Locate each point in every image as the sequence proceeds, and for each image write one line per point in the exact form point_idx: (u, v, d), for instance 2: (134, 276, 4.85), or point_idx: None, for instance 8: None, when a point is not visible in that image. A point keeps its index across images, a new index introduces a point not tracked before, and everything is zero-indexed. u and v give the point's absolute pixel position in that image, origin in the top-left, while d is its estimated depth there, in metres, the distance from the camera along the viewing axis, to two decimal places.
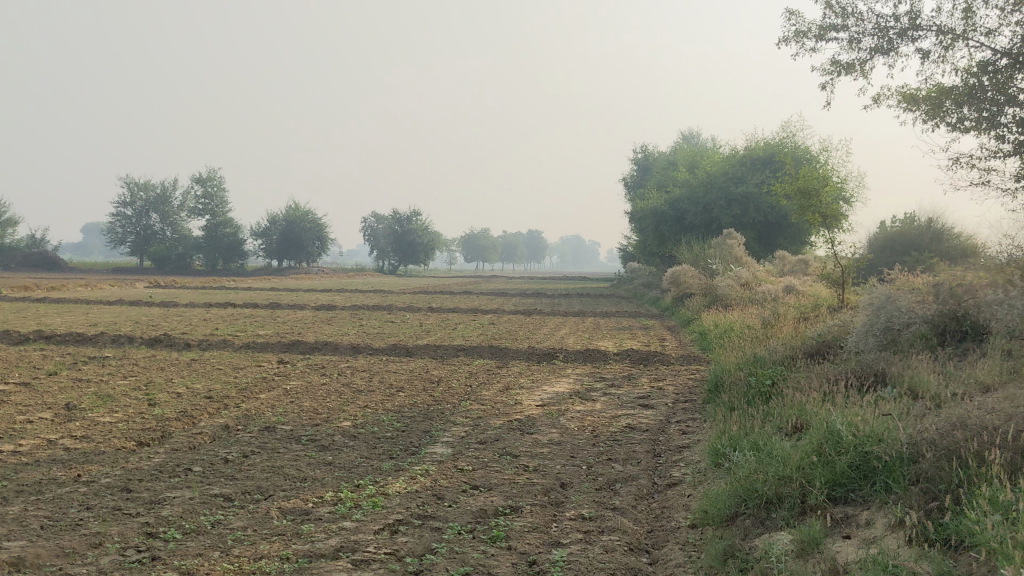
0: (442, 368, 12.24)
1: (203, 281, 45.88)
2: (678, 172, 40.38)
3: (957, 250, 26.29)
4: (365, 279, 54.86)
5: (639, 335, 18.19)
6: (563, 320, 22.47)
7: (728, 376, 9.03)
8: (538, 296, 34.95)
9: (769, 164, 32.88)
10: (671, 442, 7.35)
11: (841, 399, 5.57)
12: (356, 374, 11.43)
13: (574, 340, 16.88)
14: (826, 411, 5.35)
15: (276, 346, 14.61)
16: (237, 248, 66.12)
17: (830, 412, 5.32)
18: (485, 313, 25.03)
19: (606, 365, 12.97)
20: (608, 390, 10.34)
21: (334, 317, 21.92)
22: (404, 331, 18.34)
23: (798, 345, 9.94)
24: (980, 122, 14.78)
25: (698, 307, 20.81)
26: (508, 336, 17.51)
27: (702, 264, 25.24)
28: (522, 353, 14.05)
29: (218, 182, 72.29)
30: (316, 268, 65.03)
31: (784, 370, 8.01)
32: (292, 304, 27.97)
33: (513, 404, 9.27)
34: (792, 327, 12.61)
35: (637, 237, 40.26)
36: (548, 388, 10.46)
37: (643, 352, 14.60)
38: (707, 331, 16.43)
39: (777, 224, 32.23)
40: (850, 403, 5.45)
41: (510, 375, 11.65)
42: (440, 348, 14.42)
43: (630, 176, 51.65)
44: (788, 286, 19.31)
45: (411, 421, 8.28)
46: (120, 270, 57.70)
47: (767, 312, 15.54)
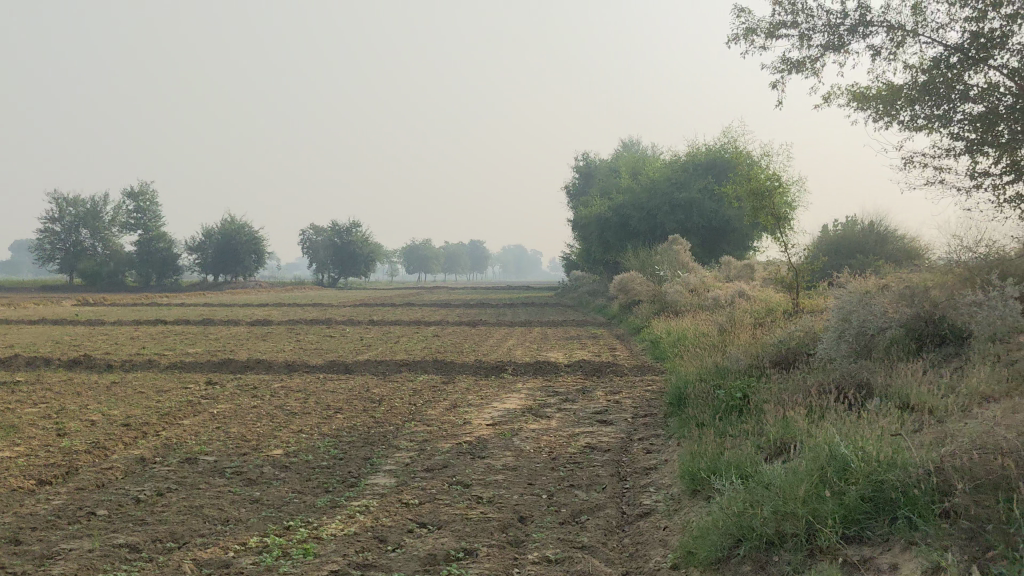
0: (383, 385, 11.48)
1: (136, 297, 44.28)
2: (620, 178, 40.00)
3: (900, 253, 26.24)
4: (304, 292, 53.62)
5: (589, 345, 17.59)
6: (509, 331, 21.82)
7: (693, 388, 8.44)
8: (483, 307, 34.26)
9: (712, 170, 32.66)
10: (637, 464, 6.71)
11: (832, 417, 4.98)
12: (290, 395, 10.63)
13: (522, 351, 16.23)
14: (818, 430, 4.75)
15: (206, 366, 13.68)
16: (172, 263, 64.69)
17: (823, 430, 4.72)
18: (429, 324, 24.27)
19: (558, 377, 12.33)
20: (562, 405, 9.69)
21: (270, 333, 20.97)
22: (344, 346, 17.51)
23: (761, 353, 9.39)
24: (931, 120, 14.53)
25: (647, 314, 20.31)
26: (453, 349, 16.78)
27: (649, 270, 24.74)
28: (469, 367, 13.35)
29: (151, 195, 70.27)
30: (254, 283, 63.51)
31: (755, 381, 7.43)
32: (228, 319, 26.89)
33: (462, 424, 8.57)
34: (751, 333, 12.10)
35: (581, 245, 39.80)
36: (499, 405, 9.77)
37: (596, 362, 14.00)
38: (660, 339, 15.89)
39: (722, 229, 31.93)
40: (843, 420, 4.86)
41: (457, 392, 10.94)
42: (383, 364, 13.65)
43: (572, 183, 51.21)
44: (739, 290, 18.88)
45: (350, 447, 7.53)
46: (50, 288, 55.75)
47: (722, 318, 15.06)
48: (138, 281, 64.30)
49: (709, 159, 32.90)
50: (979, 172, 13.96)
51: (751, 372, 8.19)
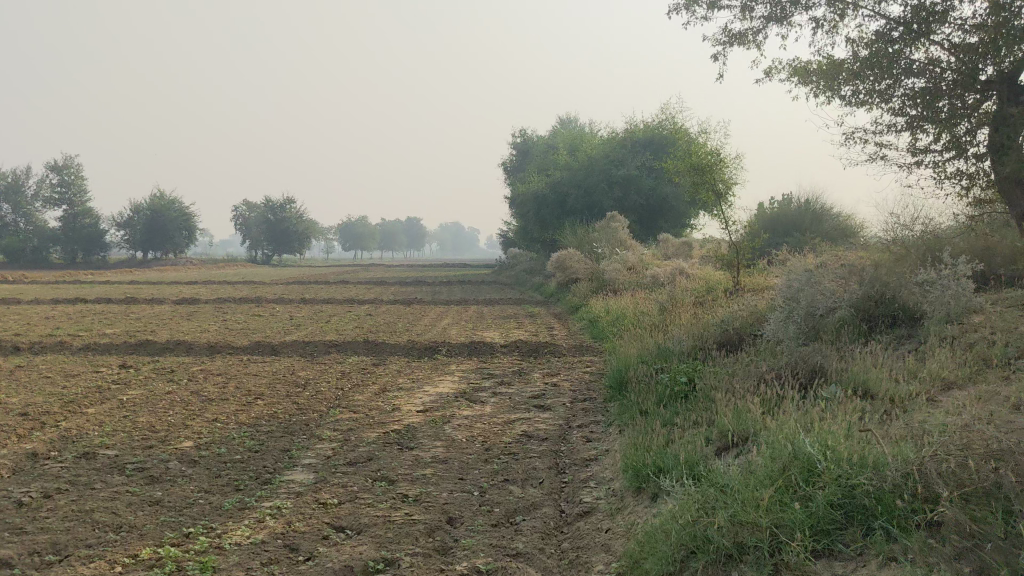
0: (310, 368, 10.88)
1: (58, 274, 42.59)
2: (558, 155, 39.56)
3: (836, 231, 26.28)
4: (235, 270, 52.30)
5: (526, 324, 17.12)
6: (444, 310, 21.29)
7: (634, 372, 8.03)
8: (419, 285, 33.62)
9: (650, 147, 32.38)
10: (576, 455, 6.28)
11: (787, 409, 4.60)
12: (209, 379, 9.97)
13: (457, 331, 15.71)
14: (775, 422, 4.36)
15: (121, 347, 12.91)
16: (98, 239, 62.15)
17: (779, 422, 4.33)
18: (362, 303, 23.61)
19: (494, 359, 11.85)
20: (497, 389, 9.21)
21: (195, 312, 20.09)
22: (272, 326, 16.80)
23: (704, 334, 9.04)
24: (872, 95, 14.31)
25: (585, 292, 19.92)
26: (386, 328, 16.19)
27: (587, 248, 24.33)
28: (402, 348, 12.80)
29: (75, 168, 67.89)
30: (184, 260, 61.80)
31: (701, 365, 7.05)
32: (153, 297, 25.85)
33: (390, 411, 8.04)
34: (693, 313, 11.74)
35: (519, 222, 39.36)
36: (431, 389, 9.26)
37: (533, 342, 13.55)
38: (598, 318, 15.50)
39: (659, 207, 31.76)
40: (800, 412, 4.48)
41: (387, 375, 10.40)
42: (310, 345, 13.03)
43: (509, 160, 50.63)
44: (679, 267, 18.58)
45: (267, 438, 6.96)
46: None
47: (662, 297, 14.71)
48: (63, 257, 61.84)
49: (647, 137, 32.65)
50: (919, 149, 13.79)
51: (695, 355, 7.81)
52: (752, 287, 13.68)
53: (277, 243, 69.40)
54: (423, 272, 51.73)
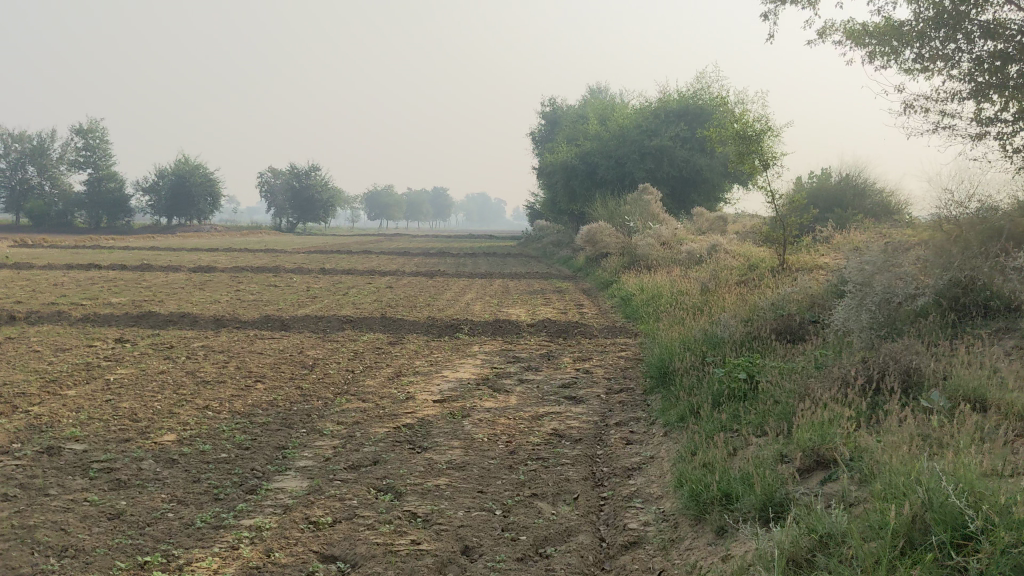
0: (320, 347, 10.02)
1: (81, 239, 42.06)
2: (588, 125, 38.38)
3: (880, 208, 25.08)
4: (259, 238, 51.65)
5: (554, 301, 16.18)
6: (468, 283, 20.39)
7: (680, 361, 7.09)
8: (442, 256, 32.77)
9: (685, 117, 31.22)
10: (616, 462, 5.37)
11: (893, 435, 3.67)
12: (207, 357, 9.13)
13: (480, 307, 14.79)
14: (884, 460, 3.45)
15: (123, 319, 12.11)
16: (123, 204, 61.86)
17: (890, 460, 3.42)
18: (384, 274, 22.77)
19: (520, 339, 10.95)
20: (524, 376, 8.30)
21: (210, 282, 19.29)
22: (286, 297, 15.97)
23: (757, 321, 8.06)
24: (934, 60, 13.23)
25: (616, 268, 18.96)
26: (406, 303, 15.31)
27: (618, 221, 23.31)
28: (420, 325, 11.92)
29: (101, 132, 67.42)
30: (208, 227, 61.31)
31: (764, 358, 6.10)
32: (169, 265, 25.14)
33: (403, 400, 7.16)
34: (740, 293, 10.76)
35: (547, 193, 38.35)
36: (450, 374, 8.35)
37: (561, 321, 12.62)
38: (632, 296, 14.54)
39: (692, 179, 30.62)
40: (912, 442, 3.56)
41: (403, 356, 9.52)
42: (323, 320, 12.17)
43: (537, 130, 49.42)
44: (717, 241, 17.53)
45: (261, 431, 6.08)
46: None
47: (701, 275, 13.71)
48: (88, 222, 61.58)
49: (681, 107, 31.37)
50: (984, 120, 12.70)
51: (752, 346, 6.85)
52: (801, 267, 12.65)
53: (303, 211, 68.77)
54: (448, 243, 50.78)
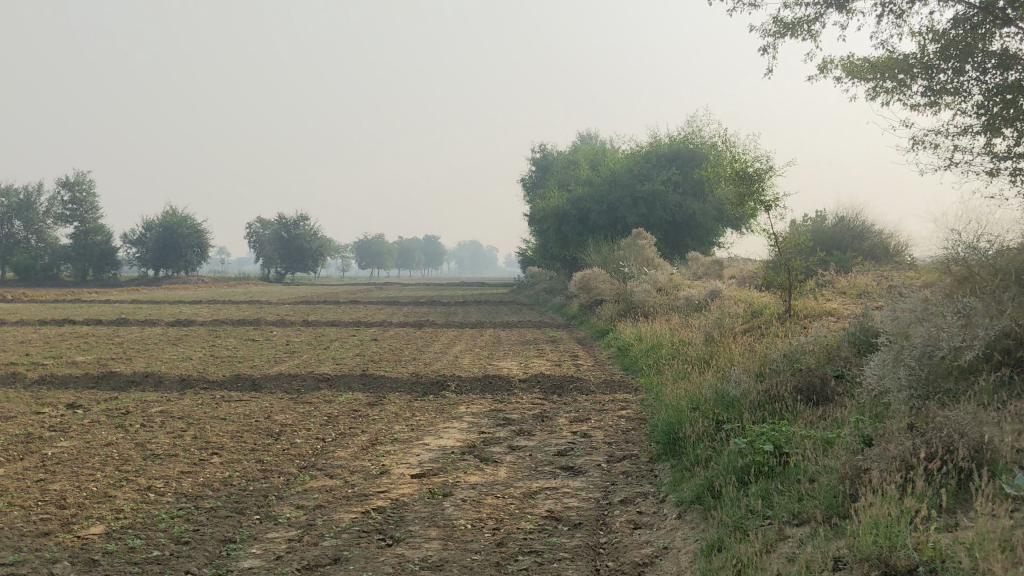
0: (291, 411, 9.14)
1: (65, 293, 41.14)
2: (578, 170, 37.80)
3: (879, 251, 24.42)
4: (247, 290, 50.73)
5: (547, 352, 15.32)
6: (458, 334, 19.53)
7: (690, 428, 6.27)
8: (433, 305, 31.92)
9: (676, 160, 30.65)
10: (625, 555, 4.52)
11: (991, 550, 2.86)
12: (164, 425, 8.23)
13: (470, 360, 13.92)
14: None
15: (82, 381, 11.18)
16: (110, 256, 60.95)
17: None
18: (370, 326, 21.86)
19: (511, 397, 10.07)
20: (514, 441, 7.42)
21: (186, 337, 18.36)
22: (264, 353, 15.07)
23: (773, 377, 7.24)
24: (939, 93, 12.60)
25: (611, 316, 18.16)
26: (391, 357, 14.43)
27: (613, 266, 22.55)
28: (403, 382, 11.04)
29: (88, 185, 66.77)
30: (196, 279, 60.42)
31: (789, 425, 5.30)
32: (148, 319, 24.17)
33: (377, 476, 6.28)
34: (749, 344, 9.93)
35: (537, 240, 37.65)
36: (433, 441, 7.47)
37: (556, 375, 11.76)
38: (630, 347, 13.69)
39: (685, 224, 29.98)
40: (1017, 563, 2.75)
41: (382, 419, 8.64)
42: (299, 379, 11.29)
43: (528, 176, 48.87)
44: (717, 287, 16.75)
45: (207, 520, 5.20)
46: None
47: (703, 324, 12.89)
48: (74, 276, 60.59)
49: (672, 151, 30.74)
50: (995, 155, 12.03)
51: (773, 410, 6.04)
52: (810, 314, 11.85)
53: (292, 261, 68.01)
54: (439, 291, 49.99)
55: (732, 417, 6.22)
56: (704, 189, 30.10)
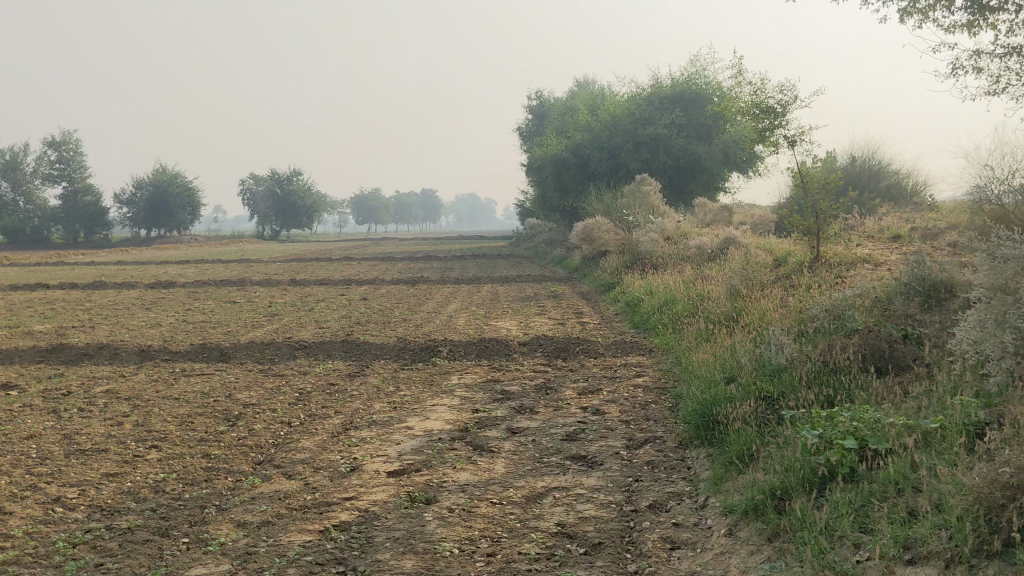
0: (258, 386, 7.94)
1: (50, 254, 40.02)
2: (576, 116, 36.30)
3: (897, 193, 23.11)
4: (240, 249, 49.33)
5: (548, 309, 14.08)
6: (454, 290, 18.33)
7: (734, 410, 5.08)
8: (429, 260, 30.65)
9: (679, 103, 29.19)
10: None
11: None
12: (105, 410, 7.03)
13: (465, 321, 12.71)
14: None
15: (31, 355, 9.95)
16: (101, 216, 59.45)
17: None
18: (361, 283, 20.64)
19: (510, 365, 8.86)
20: (514, 422, 6.23)
21: (164, 300, 17.09)
22: (242, 317, 13.87)
23: (822, 342, 6.02)
24: (980, 10, 11.28)
25: (617, 268, 16.95)
26: (379, 319, 13.22)
27: (616, 215, 21.27)
28: (389, 348, 9.84)
29: (75, 144, 65.12)
30: (189, 237, 59.02)
31: (873, 409, 4.12)
32: (128, 282, 22.88)
33: (343, 475, 5.06)
34: (780, 301, 8.69)
35: (536, 190, 36.27)
36: (417, 423, 6.28)
37: (560, 336, 10.55)
38: (640, 302, 12.45)
39: (690, 169, 28.61)
40: None
41: (359, 395, 7.44)
42: (272, 346, 10.09)
43: (524, 125, 47.30)
44: (731, 233, 15.48)
45: (117, 549, 4.01)
46: None
47: (721, 277, 11.65)
48: (64, 238, 59.11)
49: (674, 94, 29.17)
50: None
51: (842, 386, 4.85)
52: (843, 262, 10.60)
53: (286, 218, 66.59)
54: (437, 245, 48.75)
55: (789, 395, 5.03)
56: (710, 131, 28.68)
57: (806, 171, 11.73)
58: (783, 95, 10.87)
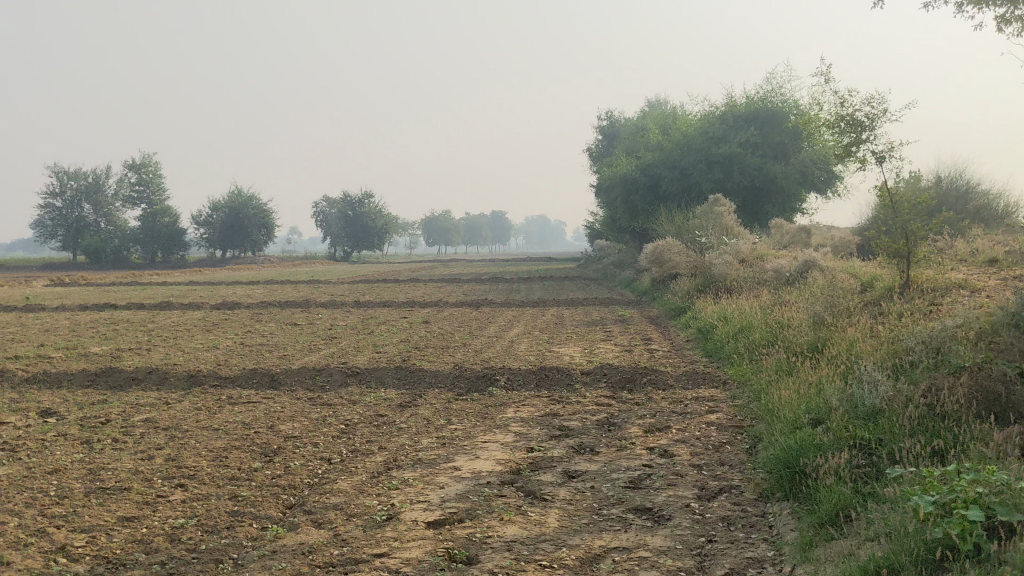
0: (303, 417, 7.46)
1: (126, 275, 40.67)
2: (647, 136, 35.58)
3: (989, 216, 21.93)
4: (311, 270, 49.46)
5: (615, 335, 13.44)
6: (519, 314, 17.76)
7: (825, 462, 4.42)
8: (496, 282, 30.23)
9: (753, 121, 28.32)
10: None
11: None
12: (138, 441, 6.62)
13: (527, 347, 12.15)
14: None
15: (80, 379, 9.66)
16: (177, 237, 60.41)
17: None
18: (425, 306, 20.21)
19: (572, 396, 8.26)
20: (573, 465, 5.63)
21: (225, 322, 16.84)
22: (299, 340, 13.50)
23: (922, 381, 5.30)
24: None
25: (689, 292, 16.22)
26: (439, 344, 12.72)
27: (688, 237, 20.52)
28: (445, 376, 9.32)
29: (154, 167, 66.48)
30: (262, 258, 59.62)
31: (1001, 468, 3.45)
32: (194, 302, 22.82)
33: (376, 525, 4.51)
34: (869, 331, 7.93)
35: (605, 211, 35.63)
36: (466, 464, 5.71)
37: (627, 365, 9.90)
38: (713, 329, 11.73)
39: (765, 190, 27.70)
40: None
41: (408, 428, 6.92)
42: (324, 372, 9.66)
43: (595, 146, 46.71)
44: (811, 256, 14.66)
45: None
46: (52, 267, 51.82)
47: (801, 303, 10.90)
48: (143, 258, 60.15)
49: (749, 111, 28.31)
50: None
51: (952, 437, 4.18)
52: (938, 288, 9.77)
53: (357, 239, 66.96)
54: (507, 267, 48.28)
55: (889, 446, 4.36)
56: (786, 150, 27.76)
57: (895, 189, 10.95)
58: (871, 106, 10.15)
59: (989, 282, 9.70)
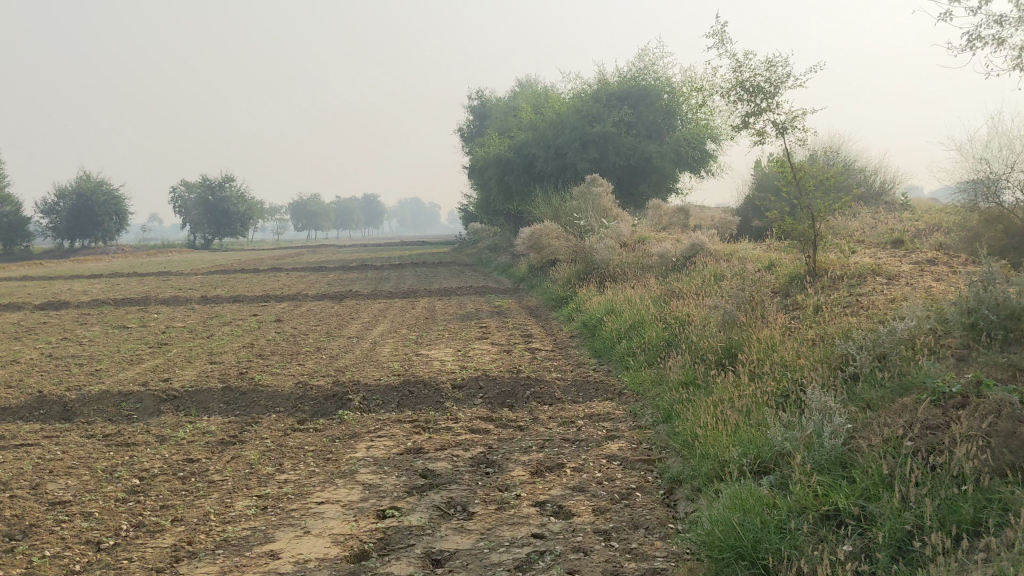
0: (84, 469, 5.67)
1: None
2: (519, 114, 34.23)
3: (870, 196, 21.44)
4: (167, 260, 46.05)
5: (491, 331, 11.97)
6: (386, 307, 16.08)
7: (801, 562, 3.03)
8: (364, 270, 28.38)
9: (627, 98, 27.28)
10: None
11: None
12: None
13: (391, 350, 10.54)
14: None
15: None
16: (20, 227, 55.64)
17: None
18: (282, 300, 18.23)
19: (440, 421, 6.72)
20: (440, 542, 4.10)
21: (44, 326, 14.50)
22: (123, 349, 11.48)
23: (895, 416, 3.99)
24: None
25: (570, 279, 14.90)
26: (287, 349, 10.93)
27: (565, 219, 19.21)
28: (285, 397, 7.63)
29: None
30: (115, 248, 55.57)
31: None
32: (17, 302, 20.07)
33: None
34: (790, 332, 6.68)
35: (478, 193, 34.14)
36: (287, 547, 4.10)
37: (506, 373, 8.43)
38: (601, 324, 10.39)
39: (641, 169, 26.75)
40: None
41: (221, 484, 5.24)
42: (133, 397, 7.80)
43: (466, 126, 45.14)
44: (698, 238, 13.52)
45: None
46: None
47: (699, 294, 9.65)
48: None
49: (624, 88, 27.24)
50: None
51: (991, 532, 2.86)
52: (849, 275, 8.68)
53: (218, 226, 63.46)
54: (377, 253, 46.16)
55: (894, 536, 3.01)
56: (660, 129, 26.87)
57: (797, 164, 9.84)
58: (771, 71, 8.94)
59: (904, 269, 8.66)
